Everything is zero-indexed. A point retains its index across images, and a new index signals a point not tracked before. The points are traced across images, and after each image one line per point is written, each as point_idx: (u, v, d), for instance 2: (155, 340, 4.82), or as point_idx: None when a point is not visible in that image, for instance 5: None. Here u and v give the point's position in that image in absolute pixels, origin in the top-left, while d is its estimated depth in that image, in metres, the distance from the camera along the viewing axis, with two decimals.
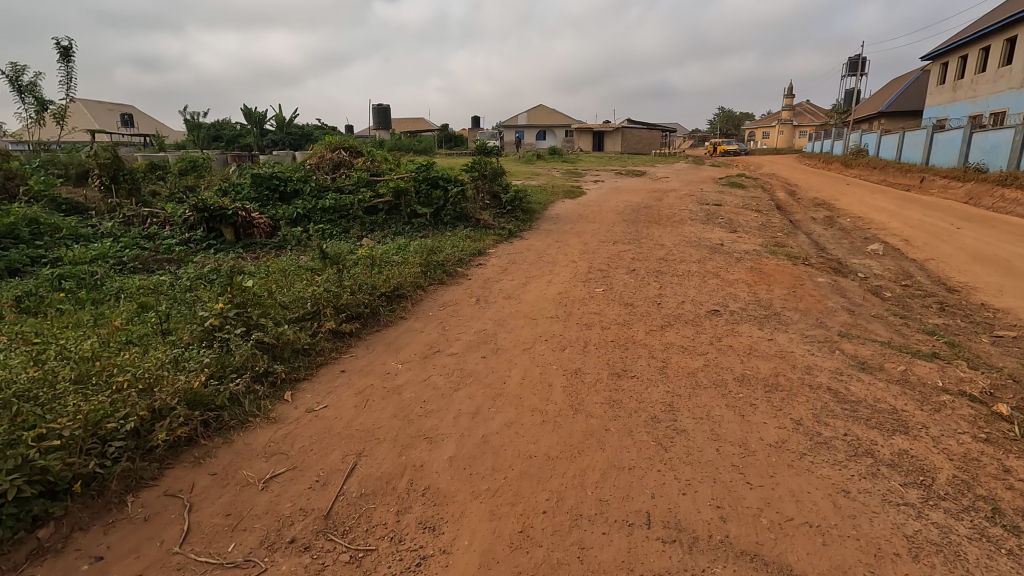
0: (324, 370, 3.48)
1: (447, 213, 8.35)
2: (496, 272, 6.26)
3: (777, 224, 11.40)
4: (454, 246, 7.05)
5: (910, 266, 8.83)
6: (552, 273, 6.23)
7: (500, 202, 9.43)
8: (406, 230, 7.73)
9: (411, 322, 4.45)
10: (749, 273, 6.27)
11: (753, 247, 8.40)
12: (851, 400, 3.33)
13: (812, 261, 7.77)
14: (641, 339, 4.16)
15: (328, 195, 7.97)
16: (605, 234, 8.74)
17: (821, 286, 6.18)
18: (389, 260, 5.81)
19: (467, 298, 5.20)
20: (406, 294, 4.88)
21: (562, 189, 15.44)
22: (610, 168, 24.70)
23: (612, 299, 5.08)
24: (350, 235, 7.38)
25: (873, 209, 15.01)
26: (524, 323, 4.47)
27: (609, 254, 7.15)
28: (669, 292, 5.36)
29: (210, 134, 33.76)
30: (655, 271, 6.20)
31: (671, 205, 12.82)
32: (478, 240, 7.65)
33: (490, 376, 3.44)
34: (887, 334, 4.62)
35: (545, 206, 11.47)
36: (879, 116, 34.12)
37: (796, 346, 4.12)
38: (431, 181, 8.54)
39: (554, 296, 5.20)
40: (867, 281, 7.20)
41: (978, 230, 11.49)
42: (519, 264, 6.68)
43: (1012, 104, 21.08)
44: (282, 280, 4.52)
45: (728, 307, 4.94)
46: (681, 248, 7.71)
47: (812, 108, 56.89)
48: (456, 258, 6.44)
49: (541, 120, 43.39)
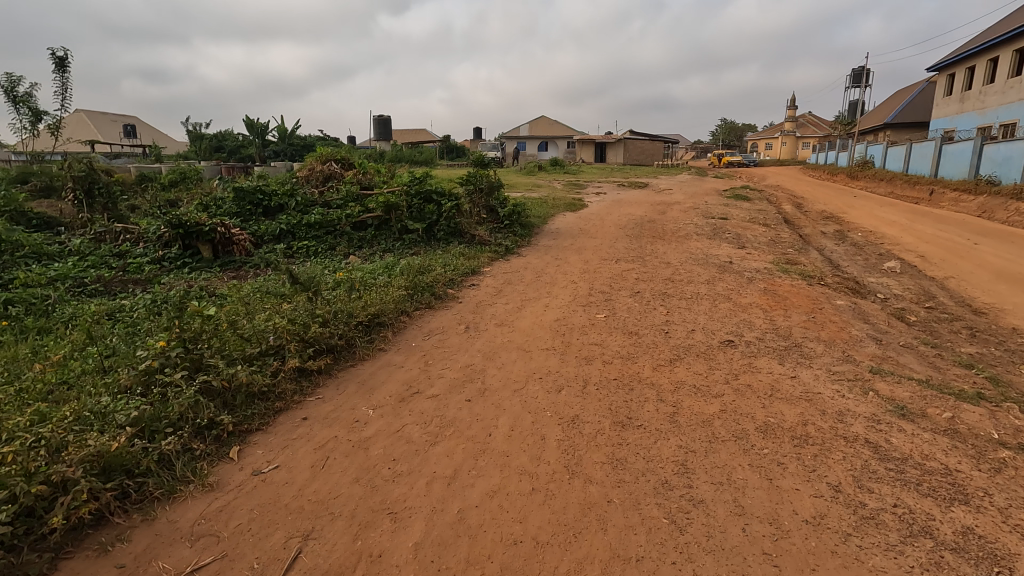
0: (282, 419, 3.01)
1: (441, 229, 7.91)
2: (489, 295, 5.82)
3: (787, 239, 10.95)
4: (447, 265, 6.62)
5: (930, 285, 8.36)
6: (550, 295, 5.78)
7: (497, 217, 9.00)
8: (396, 247, 7.32)
9: (390, 356, 3.99)
10: (763, 296, 5.81)
11: (763, 265, 7.95)
12: (895, 457, 2.85)
13: (828, 281, 7.31)
14: (648, 377, 3.70)
15: (314, 210, 7.57)
16: (607, 251, 8.29)
17: (841, 311, 5.70)
18: (373, 282, 5.37)
19: (456, 325, 4.74)
20: (387, 323, 4.42)
21: (563, 201, 15.05)
22: (612, 179, 24.38)
23: (615, 328, 4.62)
24: (336, 253, 6.96)
25: (884, 223, 14.56)
26: (516, 357, 4.01)
27: (611, 273, 6.70)
28: (677, 318, 4.90)
29: (211, 145, 33.66)
30: (661, 294, 5.74)
31: (676, 219, 12.39)
32: (472, 258, 7.22)
33: (474, 427, 2.97)
34: (923, 369, 4.14)
35: (545, 220, 11.05)
36: (884, 127, 33.77)
37: (824, 386, 3.64)
38: (425, 195, 8.11)
39: (551, 323, 4.74)
40: (888, 303, 6.74)
41: (997, 246, 11.02)
42: (515, 285, 6.23)
43: (1022, 116, 20.67)
44: (248, 308, 4.07)
45: (743, 337, 4.47)
46: (687, 266, 7.25)
47: (815, 120, 56.71)
48: (447, 279, 6.01)
49: (543, 131, 43.17)
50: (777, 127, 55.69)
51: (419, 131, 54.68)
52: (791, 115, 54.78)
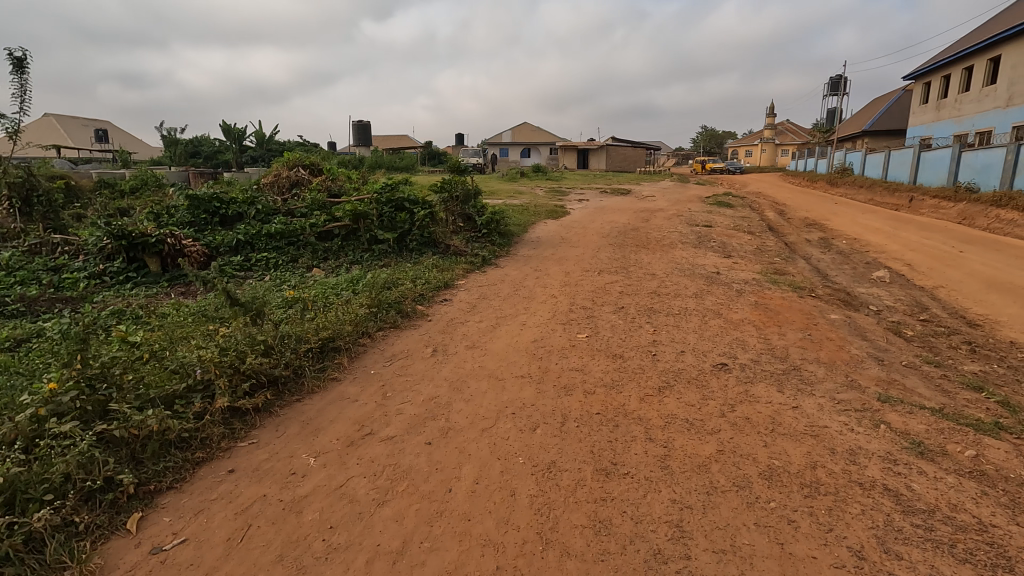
0: (202, 474, 2.53)
1: (413, 240, 7.46)
2: (462, 312, 5.38)
3: (773, 247, 10.69)
4: (418, 278, 6.17)
5: (921, 295, 8.12)
6: (528, 311, 5.36)
7: (474, 225, 8.56)
8: (364, 259, 6.85)
9: (344, 388, 3.51)
10: (755, 311, 5.45)
11: (751, 276, 7.64)
12: (921, 509, 2.46)
13: (819, 292, 7.01)
14: (635, 410, 3.28)
15: (276, 218, 7.05)
16: (589, 261, 7.90)
17: (837, 326, 5.36)
18: (333, 299, 4.89)
19: (422, 348, 4.28)
20: (342, 348, 3.94)
21: (545, 208, 14.68)
22: (596, 186, 24.10)
23: (598, 350, 4.20)
24: (298, 266, 6.47)
25: (867, 230, 14.44)
26: (487, 387, 3.56)
27: (594, 286, 6.30)
28: (664, 338, 4.50)
29: (187, 150, 32.80)
30: (646, 309, 5.35)
31: (660, 227, 12.08)
32: (446, 269, 6.78)
33: (432, 481, 2.52)
34: (932, 394, 3.79)
35: (525, 228, 10.65)
36: (862, 135, 34.15)
37: (830, 419, 3.26)
38: (396, 203, 7.65)
39: (527, 345, 4.31)
40: (882, 316, 6.44)
41: (983, 254, 10.91)
42: (491, 300, 5.80)
43: (999, 123, 20.91)
44: (179, 334, 3.56)
45: (737, 360, 4.08)
46: (674, 278, 6.88)
47: (793, 128, 57.52)
48: (416, 294, 5.55)
49: (526, 137, 42.93)
50: (757, 134, 56.24)
51: (401, 137, 54.27)
52: (771, 122, 55.39)
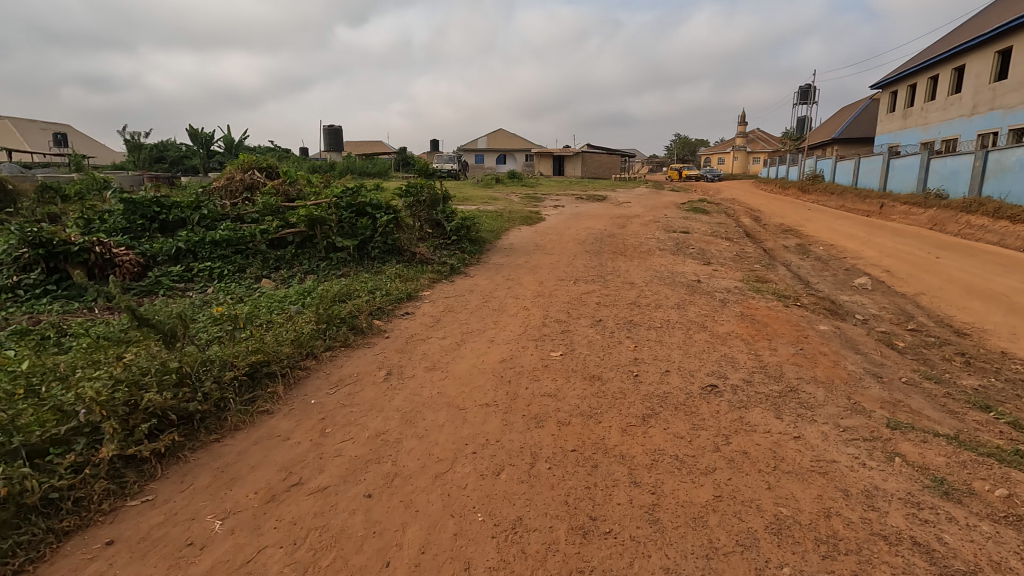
0: (69, 550, 1.99)
1: (375, 247, 6.95)
2: (425, 327, 4.88)
3: (752, 254, 10.44)
4: (377, 290, 5.65)
5: (904, 302, 7.91)
6: (497, 326, 4.89)
7: (443, 232, 8.07)
8: (320, 269, 6.29)
9: (274, 424, 2.97)
10: (741, 322, 5.07)
11: (733, 284, 7.32)
12: (958, 570, 2.05)
13: (803, 301, 6.72)
14: (616, 446, 2.81)
15: (223, 224, 6.43)
16: (565, 269, 7.46)
17: (828, 339, 5.01)
18: (276, 317, 4.34)
19: (374, 372, 3.75)
20: (278, 373, 3.40)
21: (520, 214, 14.28)
22: (571, 192, 23.95)
23: (574, 371, 3.74)
24: (246, 278, 5.88)
25: (842, 236, 14.40)
26: (444, 420, 3.06)
27: (569, 296, 5.85)
28: (647, 355, 4.06)
29: (152, 155, 31.67)
30: (627, 322, 4.91)
31: (637, 233, 11.74)
32: (409, 280, 6.27)
33: (366, 552, 2.01)
34: (942, 417, 3.43)
35: (498, 235, 10.19)
36: (832, 142, 34.73)
37: (837, 452, 2.85)
38: (358, 209, 7.15)
39: (493, 365, 3.83)
40: (869, 325, 6.16)
41: (959, 259, 10.83)
42: (457, 313, 5.32)
43: (964, 131, 21.31)
44: (75, 361, 2.98)
45: (728, 380, 3.66)
46: (654, 287, 6.48)
47: (764, 136, 58.52)
48: (374, 308, 5.03)
49: (501, 143, 42.57)
50: (729, 141, 57.05)
51: (375, 143, 53.65)
52: (743, 130, 56.20)
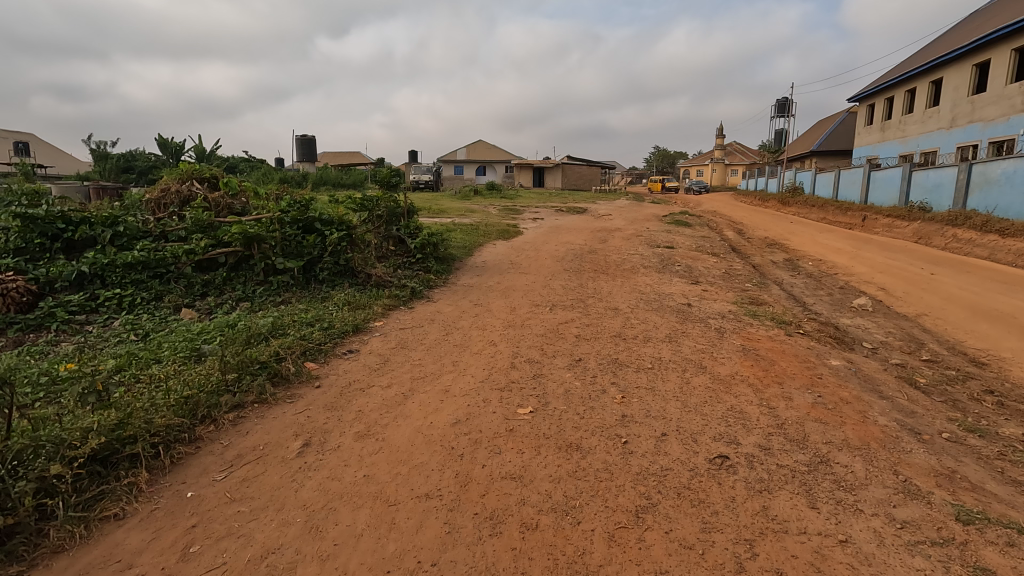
0: None
1: (323, 269, 6.14)
2: (369, 369, 4.05)
3: (741, 271, 9.80)
4: (317, 322, 4.81)
5: (908, 325, 7.29)
6: (457, 367, 4.07)
7: (406, 250, 7.28)
8: (255, 296, 5.43)
9: (117, 540, 2.10)
10: (745, 360, 4.32)
11: (726, 308, 6.63)
12: None
13: (805, 328, 6.03)
14: (601, 569, 2.00)
15: (140, 244, 5.50)
16: (540, 292, 6.67)
17: (844, 380, 4.29)
18: (173, 369, 3.45)
19: (288, 442, 2.89)
20: (145, 453, 2.52)
21: (496, 228, 13.52)
22: (551, 204, 23.20)
23: (547, 437, 2.93)
24: (162, 308, 4.97)
25: (829, 250, 13.92)
26: (364, 525, 2.22)
27: (544, 328, 5.05)
28: (637, 412, 3.28)
29: (119, 164, 30.43)
30: (611, 363, 4.12)
31: (619, 249, 11.02)
32: (359, 308, 5.44)
33: None
34: (1013, 496, 2.69)
35: (470, 252, 9.38)
36: (810, 155, 34.82)
37: (901, 567, 2.07)
38: (305, 226, 6.34)
39: (443, 430, 3.00)
40: (880, 357, 5.48)
41: (955, 276, 10.34)
42: (412, 350, 4.49)
43: (943, 144, 21.19)
44: None
45: (741, 449, 2.89)
46: (641, 314, 5.72)
47: (741, 148, 58.99)
48: (308, 348, 4.18)
49: (481, 154, 41.95)
50: (707, 154, 57.38)
51: (352, 154, 52.72)
52: (721, 142, 56.51)
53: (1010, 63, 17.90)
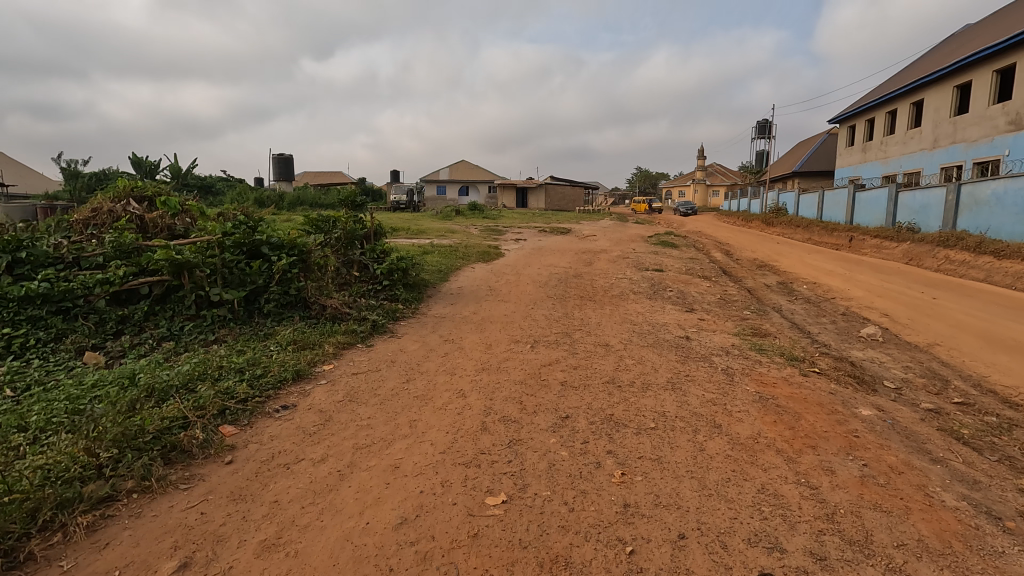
0: None
1: (269, 301, 5.30)
2: (304, 433, 3.22)
3: (737, 296, 9.17)
4: (249, 369, 3.98)
5: (924, 357, 6.64)
6: (415, 429, 3.25)
7: (370, 276, 6.50)
8: (181, 335, 4.58)
9: None
10: (766, 415, 3.58)
11: (728, 342, 5.92)
12: None
13: (819, 366, 5.33)
14: None
15: (43, 272, 4.62)
16: (521, 325, 5.90)
17: (885, 438, 3.55)
18: (24, 450, 2.58)
19: (161, 563, 2.05)
20: None
21: (477, 250, 12.79)
22: (534, 224, 22.64)
23: (524, 550, 2.13)
24: (58, 351, 4.08)
25: (821, 272, 13.43)
26: None
27: (523, 371, 4.27)
28: (644, 501, 2.50)
29: (89, 183, 29.41)
30: (606, 423, 3.34)
31: (607, 272, 10.33)
32: (306, 348, 4.62)
33: None
34: None
35: (445, 277, 8.61)
36: (792, 176, 34.90)
37: None
38: (250, 251, 5.52)
39: (381, 538, 2.19)
40: (908, 401, 4.78)
41: (958, 300, 9.81)
42: (362, 405, 3.67)
43: (926, 164, 21.11)
44: None
45: (788, 560, 2.12)
46: (636, 352, 4.97)
47: (722, 169, 59.47)
48: (228, 407, 3.34)
49: (464, 174, 41.45)
50: (688, 175, 57.53)
51: (334, 175, 52.16)
52: (703, 164, 56.89)
53: (991, 84, 17.91)
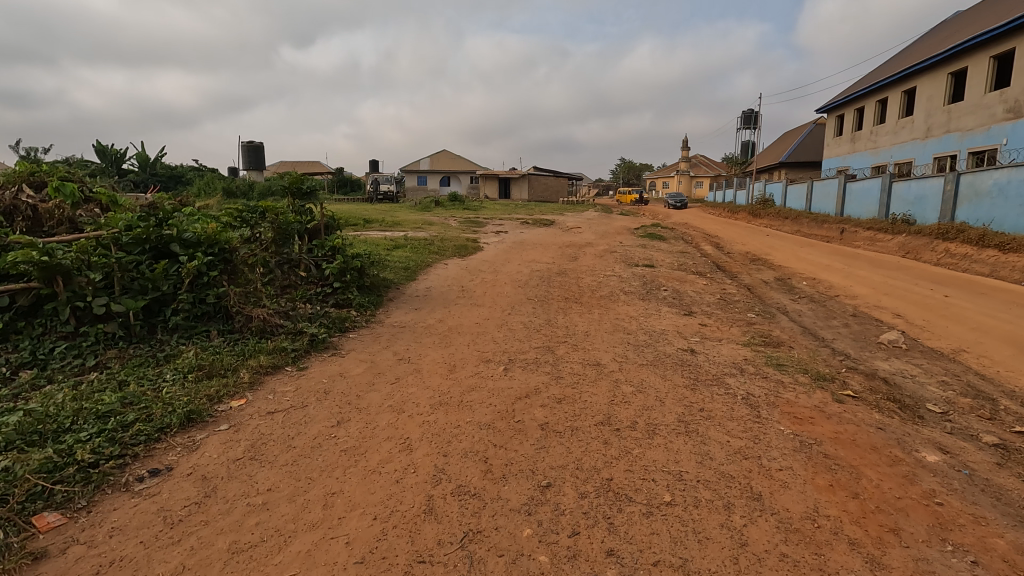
0: None
1: (177, 313, 4.24)
2: (161, 526, 2.18)
3: (737, 296, 8.29)
4: (118, 413, 2.91)
5: (956, 368, 5.79)
6: (329, 513, 2.25)
7: (314, 278, 5.46)
8: (47, 362, 3.51)
9: None
10: (819, 475, 2.64)
11: (739, 355, 4.99)
12: None
13: (852, 388, 4.42)
14: None
15: None
16: (493, 337, 4.91)
17: (977, 506, 2.61)
18: None
19: None
20: None
21: (453, 243, 11.77)
22: (516, 216, 21.86)
23: None
24: None
25: (818, 267, 12.67)
26: None
27: (491, 410, 3.26)
28: None
29: None
30: (602, 497, 2.37)
31: (593, 269, 9.39)
32: (211, 377, 3.59)
33: None
34: None
35: (411, 275, 7.59)
36: (779, 167, 34.33)
37: None
38: (156, 249, 4.44)
39: None
40: (968, 432, 3.87)
41: (972, 299, 9.05)
42: (267, 466, 2.65)
43: (919, 154, 20.49)
44: None
45: None
46: (633, 375, 4.00)
47: (707, 161, 58.92)
48: (53, 484, 2.28)
49: (445, 165, 40.19)
50: (672, 167, 56.88)
51: (312, 166, 50.63)
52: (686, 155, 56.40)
53: (988, 70, 17.26)
